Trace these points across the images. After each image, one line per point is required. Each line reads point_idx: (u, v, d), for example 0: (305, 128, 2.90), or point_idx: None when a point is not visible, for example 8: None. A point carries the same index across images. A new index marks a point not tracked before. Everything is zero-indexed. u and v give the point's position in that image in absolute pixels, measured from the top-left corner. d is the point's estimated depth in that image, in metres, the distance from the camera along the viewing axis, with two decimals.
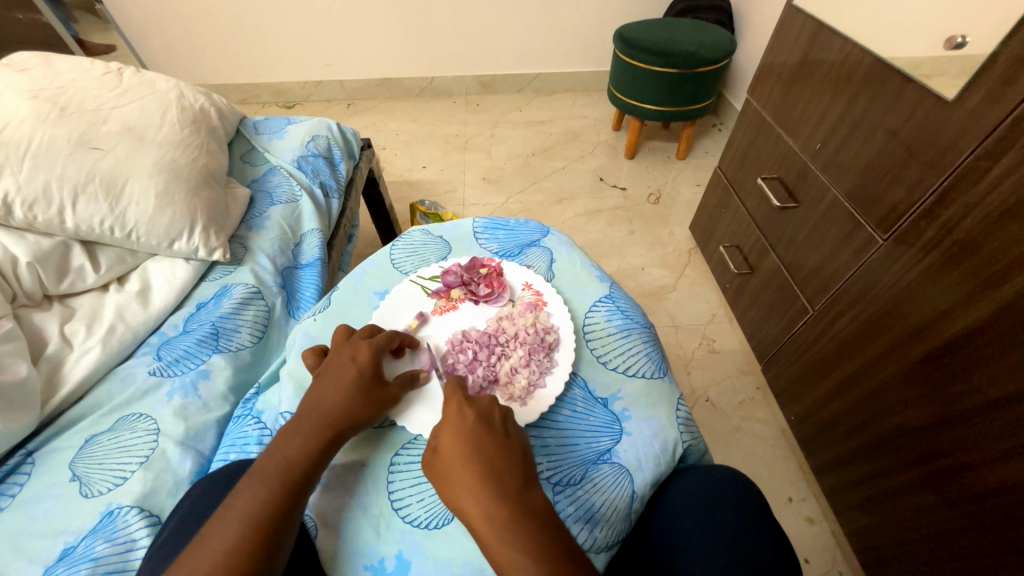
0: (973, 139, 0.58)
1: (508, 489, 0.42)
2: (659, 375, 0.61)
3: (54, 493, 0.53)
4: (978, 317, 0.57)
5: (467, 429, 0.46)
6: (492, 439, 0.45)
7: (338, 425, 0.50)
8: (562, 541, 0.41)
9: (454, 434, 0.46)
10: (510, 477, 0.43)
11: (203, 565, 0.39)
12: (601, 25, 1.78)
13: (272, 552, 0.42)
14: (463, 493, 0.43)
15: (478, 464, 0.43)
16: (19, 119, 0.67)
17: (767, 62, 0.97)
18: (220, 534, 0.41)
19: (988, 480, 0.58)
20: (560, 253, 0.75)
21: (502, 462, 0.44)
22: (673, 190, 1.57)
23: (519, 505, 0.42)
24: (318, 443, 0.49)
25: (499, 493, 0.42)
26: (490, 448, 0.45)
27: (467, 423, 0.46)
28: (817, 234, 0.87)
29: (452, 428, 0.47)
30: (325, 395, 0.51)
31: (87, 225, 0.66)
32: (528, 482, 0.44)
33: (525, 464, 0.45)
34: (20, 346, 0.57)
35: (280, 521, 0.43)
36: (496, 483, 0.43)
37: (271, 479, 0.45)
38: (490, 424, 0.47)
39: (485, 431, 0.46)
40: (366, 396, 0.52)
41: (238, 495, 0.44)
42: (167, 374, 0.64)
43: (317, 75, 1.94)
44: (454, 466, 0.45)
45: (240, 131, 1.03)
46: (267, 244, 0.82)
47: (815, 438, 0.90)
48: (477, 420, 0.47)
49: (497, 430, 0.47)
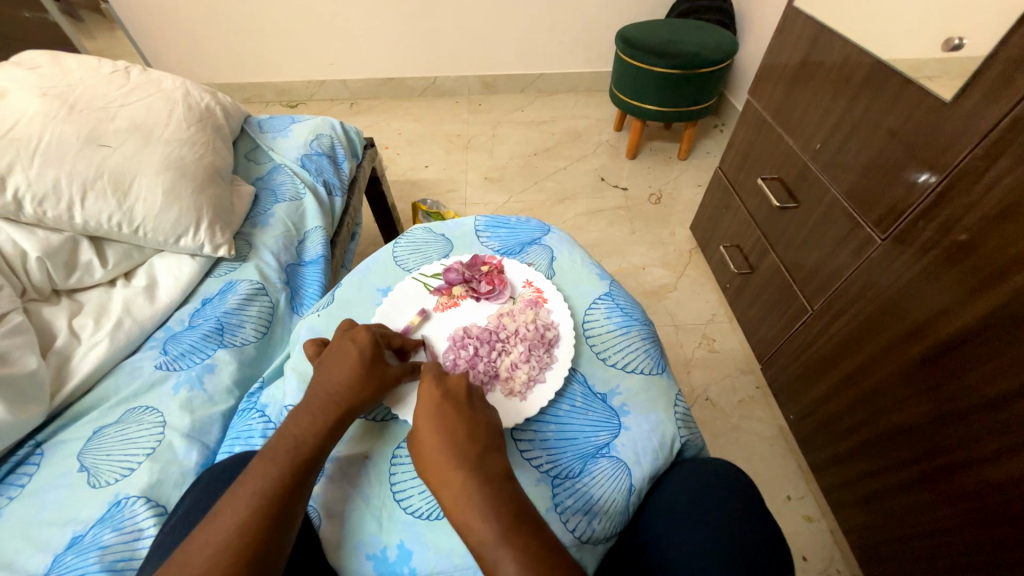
0: (971, 140, 0.59)
1: (468, 454, 0.45)
2: (657, 371, 0.61)
3: (62, 483, 0.54)
4: (976, 315, 0.58)
5: (434, 402, 0.49)
6: (457, 412, 0.49)
7: (342, 410, 0.51)
8: (533, 514, 0.42)
9: (422, 406, 0.49)
10: (469, 445, 0.46)
11: (213, 542, 0.40)
12: (604, 26, 1.79)
13: (280, 532, 0.42)
14: (431, 460, 0.46)
15: (442, 433, 0.47)
16: (29, 116, 0.68)
17: (769, 63, 0.98)
18: (230, 511, 0.42)
19: (985, 477, 0.58)
20: (560, 251, 0.76)
21: (464, 431, 0.47)
22: (674, 190, 1.57)
23: (479, 470, 0.44)
24: (324, 426, 0.50)
25: (461, 460, 0.45)
26: (454, 420, 0.48)
27: (435, 397, 0.50)
28: (817, 233, 0.87)
29: (421, 402, 0.50)
30: (325, 374, 0.53)
31: (95, 220, 0.67)
32: (489, 450, 0.47)
33: (487, 436, 0.48)
34: (29, 339, 0.58)
35: (288, 502, 0.44)
36: (460, 450, 0.46)
37: (278, 461, 0.46)
38: (456, 399, 0.50)
39: (450, 404, 0.49)
40: (369, 382, 0.53)
41: (246, 476, 0.45)
42: (174, 368, 0.65)
43: (320, 76, 1.96)
44: (422, 436, 0.48)
45: (244, 130, 1.04)
46: (271, 241, 0.83)
47: (814, 436, 0.91)
48: (444, 395, 0.50)
49: (463, 404, 0.50)
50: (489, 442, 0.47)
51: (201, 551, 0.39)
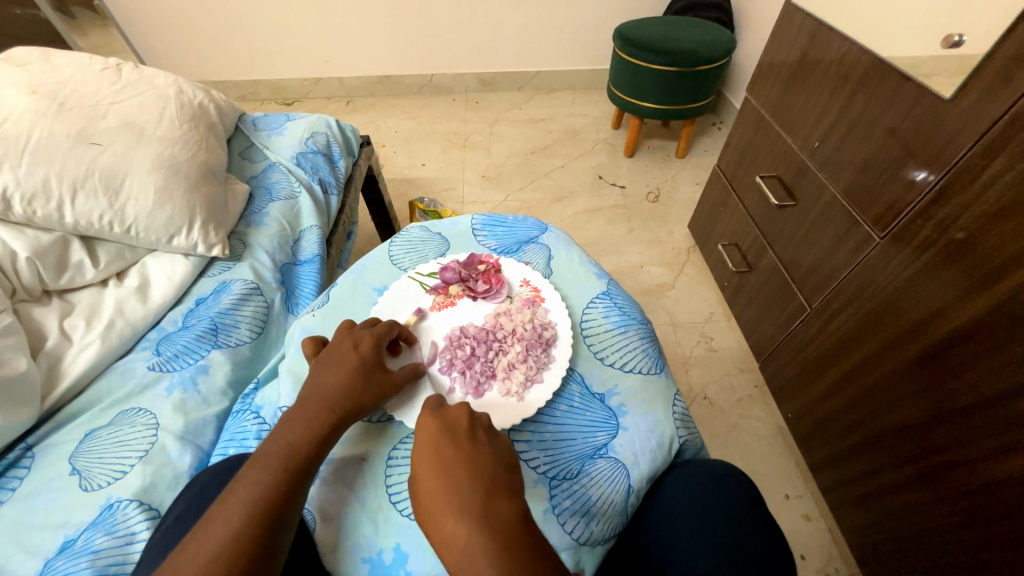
0: (969, 137, 0.59)
1: (471, 500, 0.42)
2: (656, 371, 0.61)
3: (54, 487, 0.53)
4: (974, 314, 0.58)
5: (431, 441, 0.47)
6: (455, 449, 0.46)
7: (338, 414, 0.50)
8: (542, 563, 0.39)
9: (420, 447, 0.47)
10: (471, 488, 0.43)
11: (205, 552, 0.39)
12: (601, 23, 1.78)
13: (275, 540, 0.42)
14: (432, 508, 0.43)
15: (441, 475, 0.44)
16: (18, 113, 0.67)
17: (767, 60, 0.97)
18: (224, 519, 0.41)
19: (983, 476, 0.58)
20: (558, 250, 0.75)
21: (464, 472, 0.44)
22: (672, 189, 1.57)
23: (482, 518, 0.41)
24: (319, 431, 0.49)
25: (465, 510, 0.41)
26: (453, 459, 0.45)
27: (431, 434, 0.47)
28: (815, 232, 0.87)
29: (417, 441, 0.48)
30: (320, 382, 0.52)
31: (86, 220, 0.66)
32: (494, 493, 0.43)
33: (492, 475, 0.44)
34: (20, 340, 0.58)
35: (282, 510, 0.43)
36: (460, 494, 0.42)
37: (273, 466, 0.45)
38: (454, 435, 0.47)
39: (447, 440, 0.47)
40: (366, 387, 0.52)
41: (239, 483, 0.44)
42: (167, 369, 0.64)
43: (316, 73, 1.94)
44: (421, 480, 0.45)
45: (239, 128, 1.03)
46: (266, 240, 0.82)
47: (812, 435, 0.91)
48: (441, 431, 0.47)
49: (462, 439, 0.47)
50: (496, 483, 0.44)
51: (193, 562, 0.39)
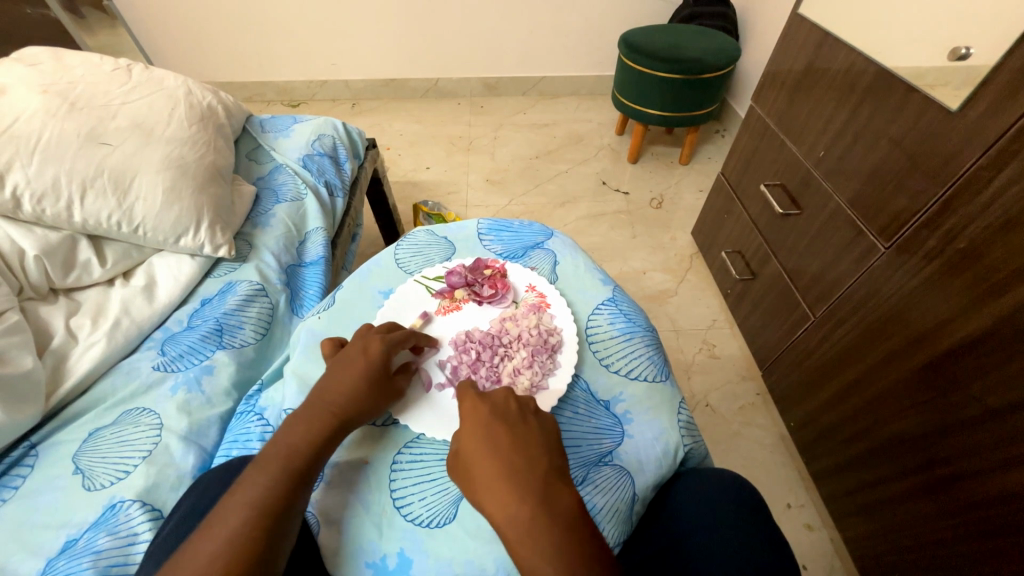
0: (975, 150, 0.59)
1: (527, 480, 0.43)
2: (661, 379, 0.61)
3: (57, 485, 0.53)
4: (980, 325, 0.58)
5: (482, 424, 0.48)
6: (507, 432, 0.47)
7: (340, 419, 0.50)
8: (592, 542, 0.40)
9: (471, 429, 0.48)
10: (528, 469, 0.44)
11: (207, 553, 0.39)
12: (606, 30, 1.79)
13: (276, 544, 0.42)
14: (484, 486, 0.44)
15: (494, 455, 0.46)
16: (29, 113, 0.68)
17: (772, 69, 0.98)
18: (225, 521, 0.42)
19: (988, 489, 0.58)
20: (564, 256, 0.75)
21: (519, 453, 0.45)
22: (676, 195, 1.57)
23: (539, 500, 0.42)
24: (321, 435, 0.49)
25: (520, 491, 0.43)
26: (506, 442, 0.46)
27: (482, 417, 0.49)
28: (819, 241, 0.87)
29: (468, 424, 0.49)
30: (330, 384, 0.52)
31: (95, 219, 0.67)
32: (549, 475, 0.44)
33: (543, 457, 0.46)
34: (26, 338, 0.58)
35: (284, 513, 0.43)
36: (514, 473, 0.44)
37: (273, 469, 0.45)
38: (505, 419, 0.49)
39: (499, 424, 0.48)
40: (371, 390, 0.53)
41: (241, 485, 0.44)
42: (172, 369, 0.64)
43: (323, 75, 1.95)
44: (473, 460, 0.47)
45: (246, 129, 1.03)
46: (272, 241, 0.82)
47: (814, 445, 0.91)
48: (492, 415, 0.49)
49: (513, 424, 0.48)
50: (550, 471, 0.45)
51: (194, 563, 0.39)
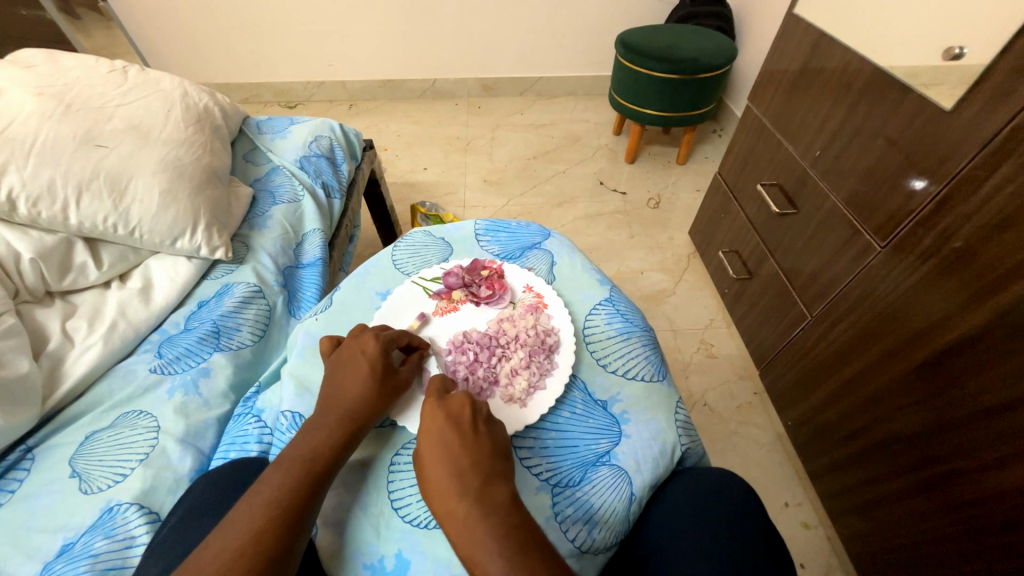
0: (970, 150, 0.59)
1: (467, 487, 0.44)
2: (659, 379, 0.61)
3: (54, 489, 0.53)
4: (977, 323, 0.58)
5: (437, 427, 0.48)
6: (459, 437, 0.47)
7: (358, 424, 0.51)
8: (544, 543, 0.41)
9: (427, 432, 0.48)
10: (472, 473, 0.45)
11: (228, 549, 0.39)
12: (602, 30, 1.79)
13: (289, 543, 0.42)
14: (435, 487, 0.45)
15: (442, 461, 0.46)
16: (25, 116, 0.67)
17: (768, 69, 0.98)
18: (243, 521, 0.42)
19: (984, 487, 0.58)
20: (561, 256, 0.75)
21: (465, 458, 0.46)
22: (673, 195, 1.57)
23: (481, 503, 0.43)
24: (342, 440, 0.49)
25: (461, 491, 0.44)
26: (457, 448, 0.46)
27: (438, 421, 0.49)
28: (816, 240, 0.87)
29: (425, 425, 0.49)
30: (339, 389, 0.52)
31: (90, 222, 0.67)
32: (493, 478, 0.45)
33: (489, 461, 0.46)
34: (22, 342, 0.57)
35: (298, 512, 0.43)
36: (460, 479, 0.44)
37: (296, 470, 0.46)
38: (457, 424, 0.48)
39: (452, 429, 0.48)
40: (381, 389, 0.53)
41: (259, 486, 0.45)
42: (168, 372, 0.64)
43: (320, 76, 1.95)
44: (426, 460, 0.47)
45: (242, 130, 1.03)
46: (268, 243, 0.82)
47: (811, 443, 0.91)
48: (446, 419, 0.49)
49: (465, 429, 0.48)
50: (493, 468, 0.46)
51: (216, 560, 0.39)
